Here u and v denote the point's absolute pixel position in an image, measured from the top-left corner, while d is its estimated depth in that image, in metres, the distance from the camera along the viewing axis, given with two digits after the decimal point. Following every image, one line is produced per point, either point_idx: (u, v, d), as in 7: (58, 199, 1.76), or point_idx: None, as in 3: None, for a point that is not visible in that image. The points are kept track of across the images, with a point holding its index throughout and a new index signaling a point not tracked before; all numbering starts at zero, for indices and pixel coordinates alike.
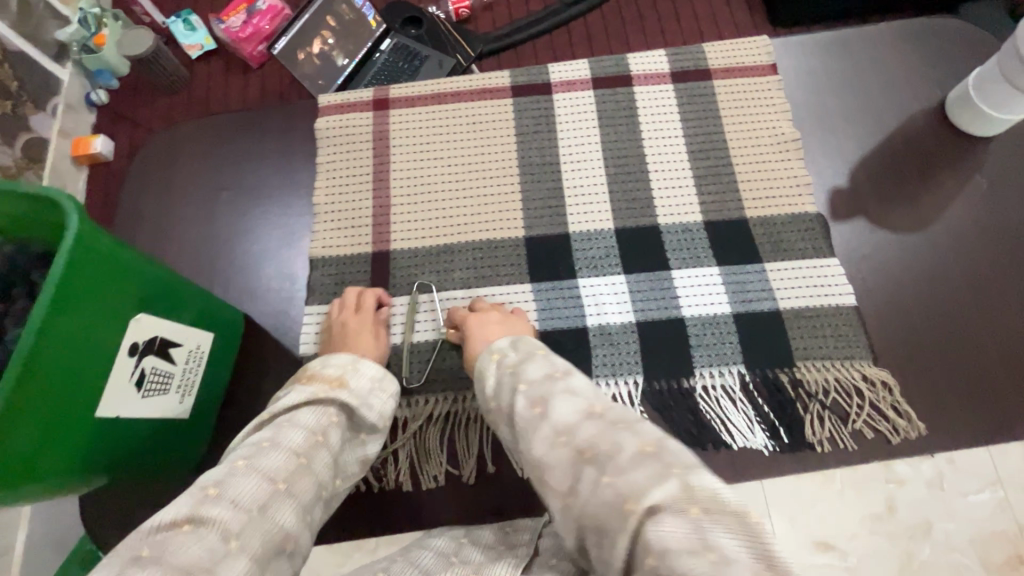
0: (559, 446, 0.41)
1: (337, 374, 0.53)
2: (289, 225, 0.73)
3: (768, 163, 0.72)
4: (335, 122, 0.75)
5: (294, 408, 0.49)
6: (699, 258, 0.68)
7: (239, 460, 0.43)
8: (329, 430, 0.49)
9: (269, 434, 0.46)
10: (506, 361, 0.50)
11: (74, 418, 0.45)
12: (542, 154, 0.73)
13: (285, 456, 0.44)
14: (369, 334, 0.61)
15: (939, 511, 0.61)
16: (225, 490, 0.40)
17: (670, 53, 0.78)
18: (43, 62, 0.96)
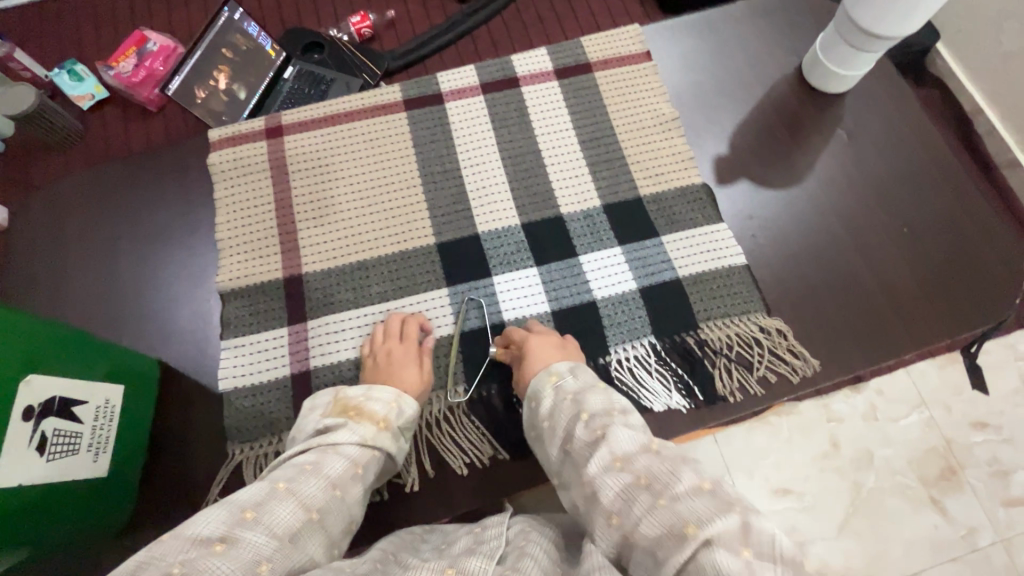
0: (616, 470, 0.46)
1: (384, 413, 0.55)
2: (195, 266, 0.72)
3: (653, 143, 0.77)
4: (228, 156, 0.74)
5: (342, 441, 0.51)
6: (602, 241, 0.72)
7: (279, 482, 0.45)
8: (368, 465, 0.52)
9: (316, 459, 0.49)
10: (566, 389, 0.55)
11: None
12: (442, 162, 0.75)
13: (324, 485, 0.47)
14: (415, 365, 0.62)
15: (878, 442, 0.96)
16: (260, 515, 0.42)
17: (551, 52, 0.82)
18: None
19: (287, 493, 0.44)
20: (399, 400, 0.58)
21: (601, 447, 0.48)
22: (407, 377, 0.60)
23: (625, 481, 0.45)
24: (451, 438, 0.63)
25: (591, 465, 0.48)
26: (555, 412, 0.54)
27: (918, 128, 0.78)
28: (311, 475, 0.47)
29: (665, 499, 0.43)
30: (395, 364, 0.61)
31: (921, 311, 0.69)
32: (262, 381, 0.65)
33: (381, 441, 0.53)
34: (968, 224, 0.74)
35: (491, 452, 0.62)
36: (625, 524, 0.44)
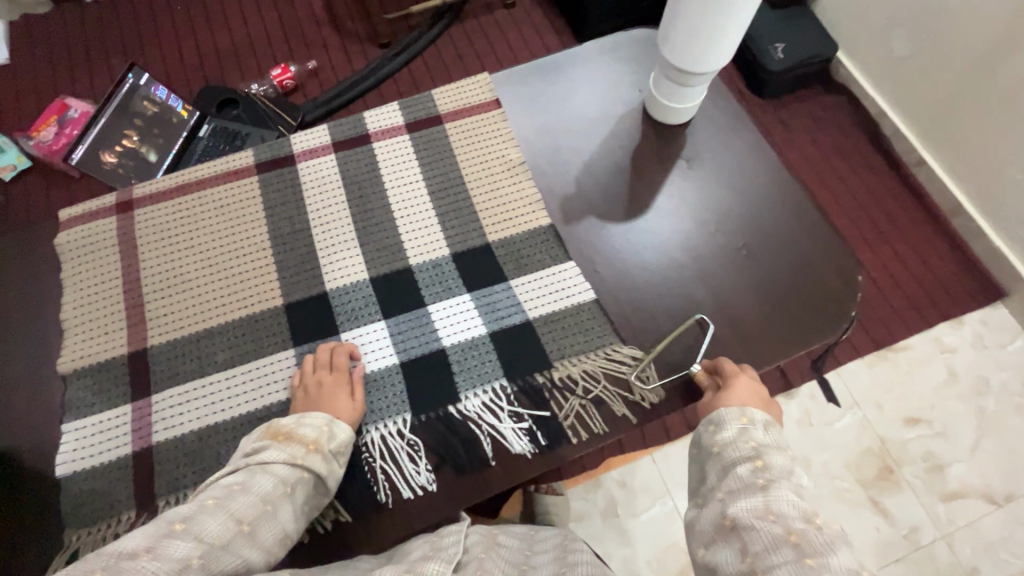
0: (767, 521, 0.48)
1: (314, 436, 0.58)
2: (40, 349, 0.71)
3: (501, 188, 0.79)
4: (79, 235, 0.75)
5: (270, 461, 0.55)
6: (449, 288, 0.73)
7: (208, 500, 0.50)
8: (298, 485, 0.55)
9: (242, 475, 0.53)
10: (753, 435, 0.56)
11: None
12: (291, 223, 0.76)
13: (253, 501, 0.51)
14: (345, 395, 0.64)
15: (814, 451, 1.13)
16: (190, 527, 0.47)
17: (403, 106, 0.84)
18: None
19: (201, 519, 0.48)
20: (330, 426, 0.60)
21: (758, 495, 0.50)
22: (334, 405, 0.63)
23: (774, 534, 0.47)
24: None
25: (741, 505, 0.50)
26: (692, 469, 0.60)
27: (758, 154, 0.82)
28: (722, 447, 0.56)
29: (813, 561, 0.44)
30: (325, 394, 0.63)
31: (760, 330, 0.71)
32: (103, 462, 0.64)
33: (310, 462, 0.56)
34: (810, 242, 0.76)
35: (334, 515, 0.62)
36: (755, 564, 0.46)
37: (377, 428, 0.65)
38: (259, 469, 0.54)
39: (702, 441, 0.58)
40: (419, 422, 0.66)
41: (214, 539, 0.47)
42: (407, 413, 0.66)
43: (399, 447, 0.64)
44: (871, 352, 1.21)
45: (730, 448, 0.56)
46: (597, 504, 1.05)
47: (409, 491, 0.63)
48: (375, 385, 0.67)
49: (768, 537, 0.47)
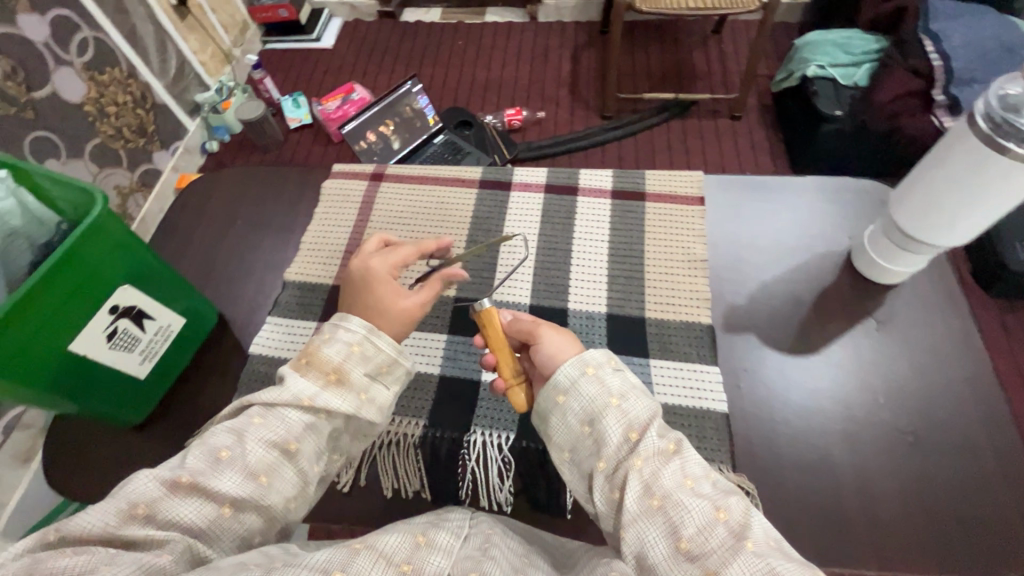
0: (691, 491, 0.50)
1: (335, 364, 0.57)
2: (278, 256, 0.92)
3: (675, 274, 0.82)
4: (339, 185, 0.96)
5: (278, 405, 0.55)
6: (593, 342, 0.77)
7: (184, 475, 0.49)
8: (303, 441, 0.54)
9: (243, 426, 0.53)
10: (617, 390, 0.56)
11: (39, 352, 0.59)
12: (487, 235, 0.88)
13: (238, 477, 0.50)
14: (388, 290, 0.64)
15: None
16: (153, 510, 0.47)
17: (615, 175, 0.94)
18: (156, 91, 1.57)
19: (201, 484, 0.49)
20: (371, 335, 0.59)
21: (673, 459, 0.52)
22: (381, 302, 0.63)
23: (706, 510, 0.49)
24: (394, 462, 0.70)
25: (667, 474, 0.51)
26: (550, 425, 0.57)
27: (964, 344, 0.74)
28: (630, 407, 0.55)
29: (753, 545, 0.47)
30: (385, 283, 0.65)
31: (894, 527, 0.63)
32: (275, 359, 0.78)
33: (321, 398, 0.55)
34: (992, 459, 0.66)
35: (420, 488, 0.70)
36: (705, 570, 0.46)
37: (481, 433, 0.70)
38: (273, 415, 0.54)
39: (586, 396, 0.56)
40: (517, 445, 0.69)
41: (188, 524, 0.48)
42: (511, 432, 0.70)
43: (494, 458, 0.69)
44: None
45: (631, 407, 0.55)
46: None
47: (487, 503, 0.69)
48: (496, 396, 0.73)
49: (695, 509, 0.49)
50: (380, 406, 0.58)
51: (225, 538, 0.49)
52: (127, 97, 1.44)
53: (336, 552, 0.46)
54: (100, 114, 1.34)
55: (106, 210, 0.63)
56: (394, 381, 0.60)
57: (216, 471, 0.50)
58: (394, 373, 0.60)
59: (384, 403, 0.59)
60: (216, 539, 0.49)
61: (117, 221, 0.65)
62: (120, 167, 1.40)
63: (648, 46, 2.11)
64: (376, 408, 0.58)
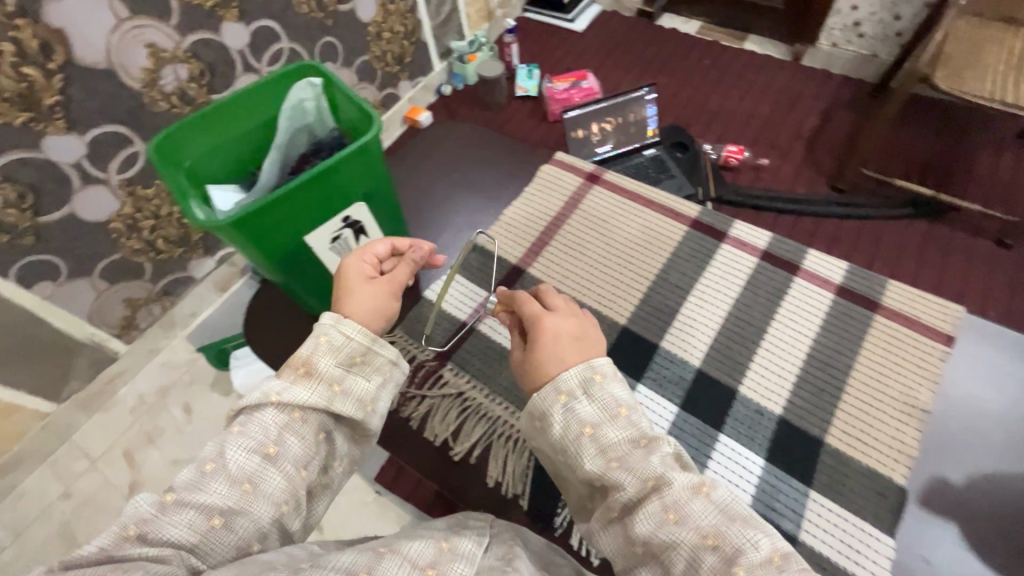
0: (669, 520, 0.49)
1: (304, 358, 0.58)
2: (477, 219, 0.97)
3: (882, 410, 0.70)
4: (555, 172, 0.97)
5: (259, 410, 0.55)
6: (751, 440, 0.69)
7: (167, 495, 0.49)
8: (286, 443, 0.54)
9: (222, 439, 0.53)
10: (580, 405, 0.55)
11: (285, 234, 0.69)
12: (680, 279, 0.83)
13: (223, 488, 0.50)
14: (370, 291, 0.65)
15: None
16: (143, 530, 0.46)
17: (849, 270, 0.81)
18: (424, 29, 1.73)
19: (187, 498, 0.49)
20: (337, 324, 0.60)
21: (648, 493, 0.50)
22: (360, 307, 0.63)
23: (692, 541, 0.47)
24: (506, 457, 0.70)
25: (639, 522, 0.49)
26: (560, 428, 0.55)
27: None
28: (603, 429, 0.54)
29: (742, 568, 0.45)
30: (354, 277, 0.66)
31: None
32: (441, 310, 0.83)
33: (287, 394, 0.56)
34: None
35: (519, 492, 0.69)
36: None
37: None
38: (253, 421, 0.55)
39: (597, 397, 0.55)
40: None
41: (178, 541, 0.47)
42: None
43: None
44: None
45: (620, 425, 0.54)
46: None
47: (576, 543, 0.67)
48: None
49: (682, 542, 0.47)
50: (358, 399, 0.58)
51: (218, 551, 0.48)
52: (402, 29, 1.62)
53: (362, 555, 0.48)
54: (375, 36, 1.51)
55: (377, 137, 0.70)
56: (372, 372, 0.60)
57: (201, 484, 0.50)
58: (366, 364, 0.60)
59: (364, 395, 0.59)
60: (208, 554, 0.48)
61: (379, 148, 0.72)
62: (371, 84, 1.58)
63: (925, 127, 1.79)
64: (354, 400, 0.58)
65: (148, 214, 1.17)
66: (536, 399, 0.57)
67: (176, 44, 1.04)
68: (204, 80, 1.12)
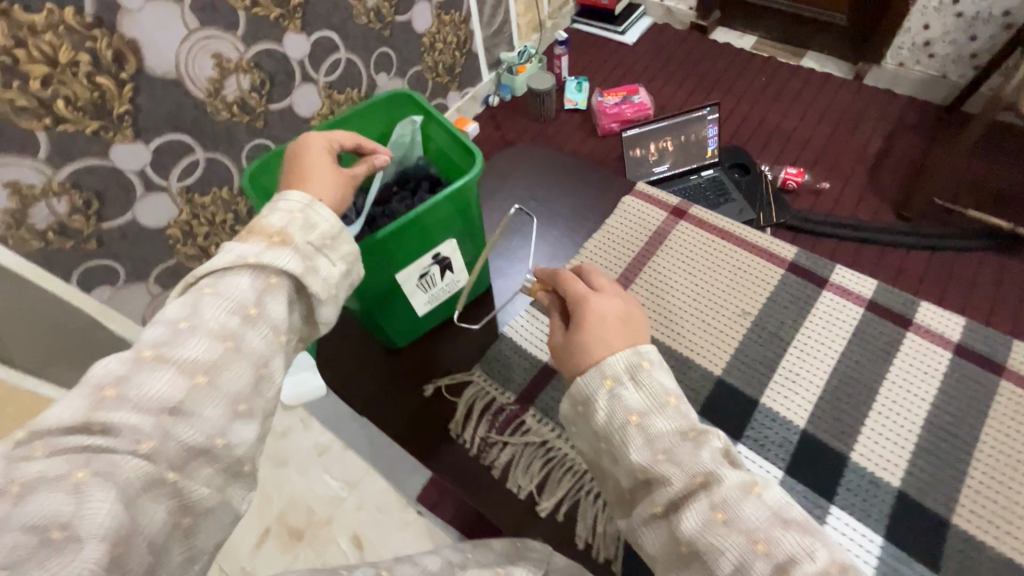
0: (718, 524, 0.43)
1: (279, 227, 0.51)
2: (549, 246, 0.93)
3: (1014, 488, 0.64)
4: (637, 204, 0.92)
5: (228, 269, 0.49)
6: (869, 515, 0.63)
7: (144, 350, 0.44)
8: (263, 296, 0.49)
9: (194, 296, 0.47)
10: (623, 396, 0.50)
11: (378, 272, 0.67)
12: (778, 327, 0.77)
13: (195, 342, 0.45)
14: (333, 181, 0.58)
15: None
16: (124, 391, 0.41)
17: (967, 327, 0.75)
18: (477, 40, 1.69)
19: (165, 354, 0.43)
20: (313, 204, 0.54)
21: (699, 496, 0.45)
22: (317, 188, 0.57)
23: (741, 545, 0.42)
24: (596, 517, 0.66)
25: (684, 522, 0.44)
26: (604, 416, 0.50)
27: None
28: (652, 420, 0.49)
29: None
30: (319, 159, 0.59)
31: None
32: (522, 349, 0.79)
33: (266, 256, 0.49)
34: None
35: (610, 558, 0.65)
36: None
37: None
38: (221, 280, 0.48)
39: (646, 386, 0.50)
40: None
41: (154, 399, 0.41)
42: None
43: None
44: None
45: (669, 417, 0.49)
46: None
47: None
48: None
49: (731, 547, 0.42)
50: (324, 279, 0.52)
51: (199, 415, 0.42)
52: (454, 37, 1.58)
53: None
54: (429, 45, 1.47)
55: (477, 178, 0.67)
56: (339, 256, 0.54)
57: (178, 340, 0.44)
58: (337, 248, 0.55)
59: (325, 275, 0.53)
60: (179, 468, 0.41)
61: (476, 187, 0.69)
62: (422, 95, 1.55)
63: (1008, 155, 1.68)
64: (321, 279, 0.52)
65: (204, 220, 1.10)
66: (579, 382, 0.52)
67: (241, 54, 1.00)
68: (265, 90, 1.07)
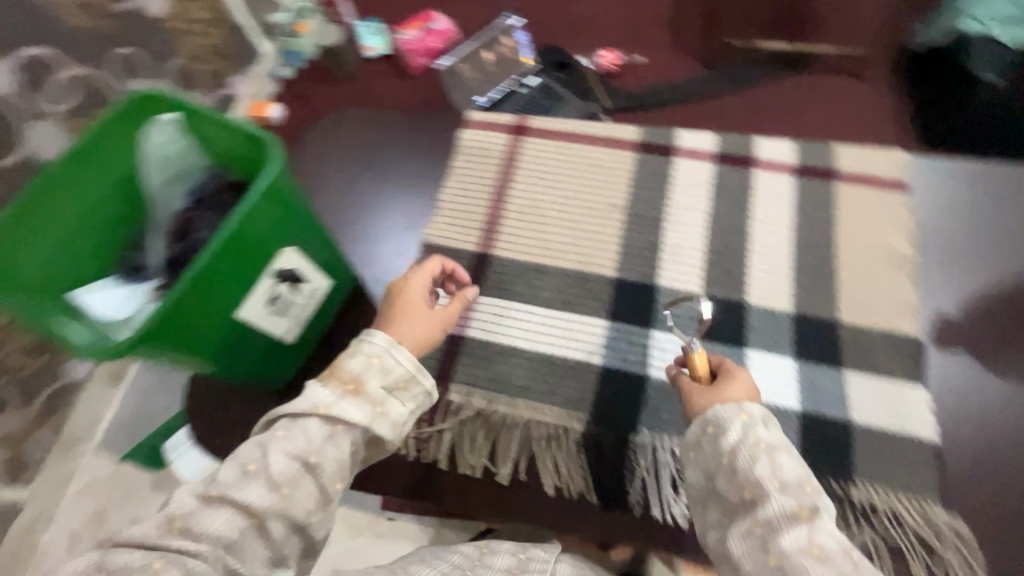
0: (810, 554, 0.42)
1: (355, 373, 0.51)
2: (405, 212, 0.85)
3: (874, 272, 0.72)
4: (476, 136, 0.85)
5: (297, 414, 0.49)
6: (779, 346, 0.68)
7: (215, 486, 0.45)
8: (327, 448, 0.48)
9: (267, 439, 0.47)
10: (757, 434, 0.49)
11: (209, 316, 0.55)
12: (649, 210, 0.78)
13: (264, 489, 0.45)
14: (417, 316, 0.56)
15: None
16: (190, 521, 0.43)
17: (800, 147, 0.80)
18: None
19: (230, 495, 0.44)
20: (392, 348, 0.52)
21: (800, 525, 0.44)
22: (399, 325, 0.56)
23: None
24: (556, 460, 0.65)
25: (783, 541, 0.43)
26: (733, 441, 0.49)
27: None
28: (778, 453, 0.48)
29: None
30: (416, 294, 0.58)
31: None
32: None
33: (336, 409, 0.49)
34: None
35: (583, 490, 0.64)
36: None
37: (650, 436, 0.65)
38: (295, 425, 0.48)
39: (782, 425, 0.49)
40: None
41: (224, 530, 0.43)
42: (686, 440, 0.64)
43: (666, 465, 0.64)
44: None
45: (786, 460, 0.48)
46: None
47: (660, 516, 0.62)
48: (666, 396, 0.67)
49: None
50: (394, 423, 0.51)
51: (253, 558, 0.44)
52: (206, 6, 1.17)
53: None
54: None
55: (282, 168, 0.55)
56: (412, 400, 0.52)
57: (241, 484, 0.45)
58: (410, 391, 0.53)
59: (398, 419, 0.52)
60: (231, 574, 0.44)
61: (288, 179, 0.57)
62: None
63: None
64: (390, 425, 0.51)
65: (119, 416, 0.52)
66: (712, 411, 0.51)
67: None
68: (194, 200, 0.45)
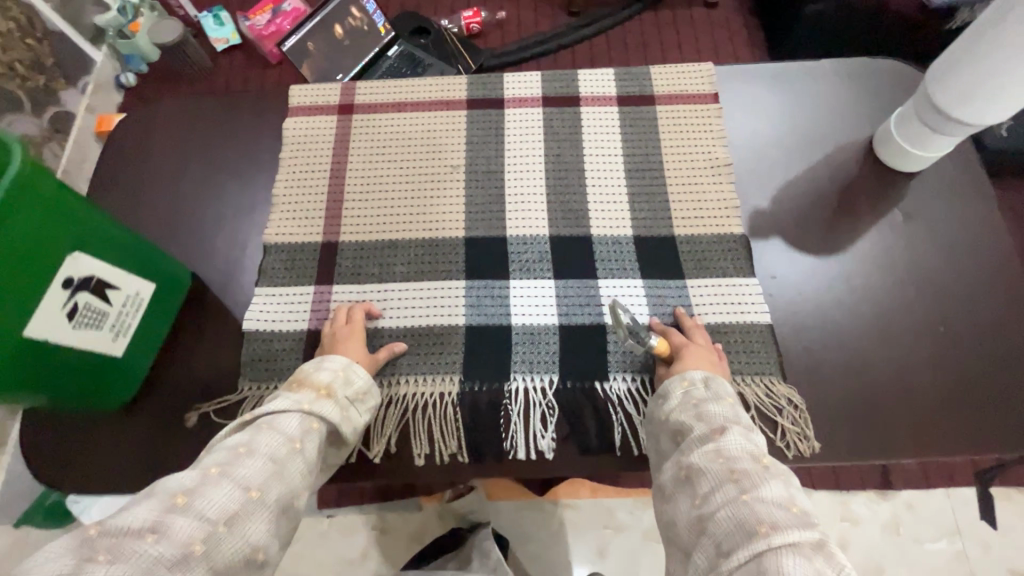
0: (717, 462, 0.48)
1: (326, 381, 0.57)
2: (241, 205, 0.80)
3: (700, 184, 0.76)
4: (306, 118, 0.82)
5: (277, 414, 0.53)
6: (625, 269, 0.72)
7: (211, 468, 0.46)
8: (307, 439, 0.52)
9: (255, 430, 0.51)
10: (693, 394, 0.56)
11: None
12: (489, 162, 0.79)
13: (259, 465, 0.48)
14: (355, 342, 0.66)
15: (893, 550, 1.06)
16: (192, 501, 0.43)
17: (619, 78, 0.84)
18: None
19: (226, 472, 0.46)
20: (348, 366, 0.60)
21: (709, 443, 0.50)
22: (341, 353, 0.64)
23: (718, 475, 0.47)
24: (428, 423, 0.65)
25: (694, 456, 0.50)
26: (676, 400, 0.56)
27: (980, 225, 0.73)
28: (707, 403, 0.54)
29: (749, 496, 0.44)
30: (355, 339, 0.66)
31: (951, 423, 0.62)
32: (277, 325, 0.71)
33: (320, 408, 0.54)
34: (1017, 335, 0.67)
35: (456, 449, 0.64)
36: (703, 511, 0.46)
37: (521, 379, 0.67)
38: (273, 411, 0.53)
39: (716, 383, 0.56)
40: (560, 387, 0.66)
41: (218, 514, 0.43)
42: (553, 375, 0.67)
43: (536, 404, 0.65)
44: (994, 484, 1.08)
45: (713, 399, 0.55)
46: (641, 523, 1.10)
47: (529, 453, 0.64)
48: (530, 338, 0.69)
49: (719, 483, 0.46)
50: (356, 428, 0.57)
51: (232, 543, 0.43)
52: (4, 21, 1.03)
53: None
54: None
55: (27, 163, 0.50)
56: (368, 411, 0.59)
57: (234, 462, 0.47)
58: (367, 403, 0.60)
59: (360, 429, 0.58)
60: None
61: (45, 175, 0.52)
62: None
63: None
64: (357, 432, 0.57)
65: None
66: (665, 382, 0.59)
67: None
68: None
